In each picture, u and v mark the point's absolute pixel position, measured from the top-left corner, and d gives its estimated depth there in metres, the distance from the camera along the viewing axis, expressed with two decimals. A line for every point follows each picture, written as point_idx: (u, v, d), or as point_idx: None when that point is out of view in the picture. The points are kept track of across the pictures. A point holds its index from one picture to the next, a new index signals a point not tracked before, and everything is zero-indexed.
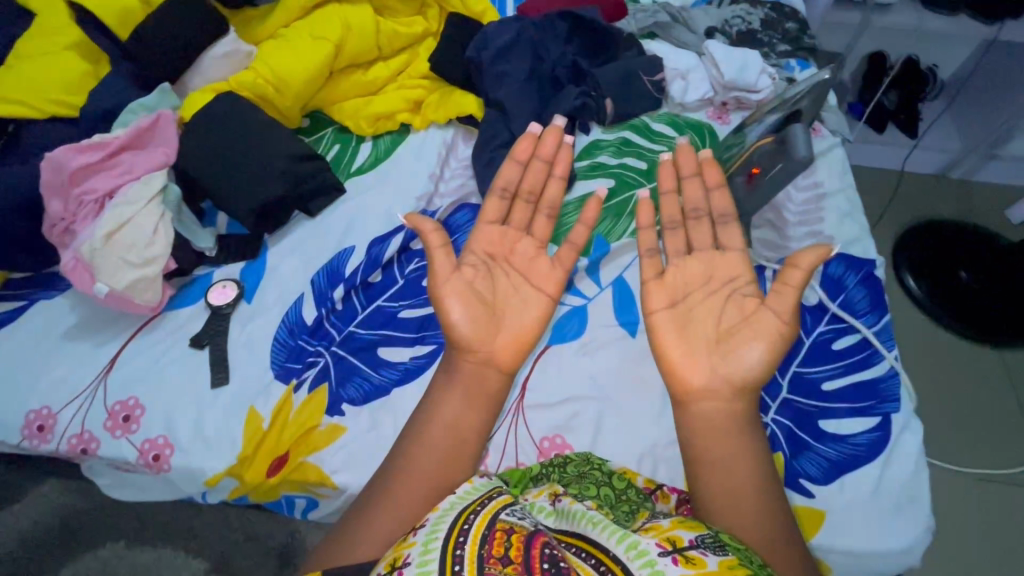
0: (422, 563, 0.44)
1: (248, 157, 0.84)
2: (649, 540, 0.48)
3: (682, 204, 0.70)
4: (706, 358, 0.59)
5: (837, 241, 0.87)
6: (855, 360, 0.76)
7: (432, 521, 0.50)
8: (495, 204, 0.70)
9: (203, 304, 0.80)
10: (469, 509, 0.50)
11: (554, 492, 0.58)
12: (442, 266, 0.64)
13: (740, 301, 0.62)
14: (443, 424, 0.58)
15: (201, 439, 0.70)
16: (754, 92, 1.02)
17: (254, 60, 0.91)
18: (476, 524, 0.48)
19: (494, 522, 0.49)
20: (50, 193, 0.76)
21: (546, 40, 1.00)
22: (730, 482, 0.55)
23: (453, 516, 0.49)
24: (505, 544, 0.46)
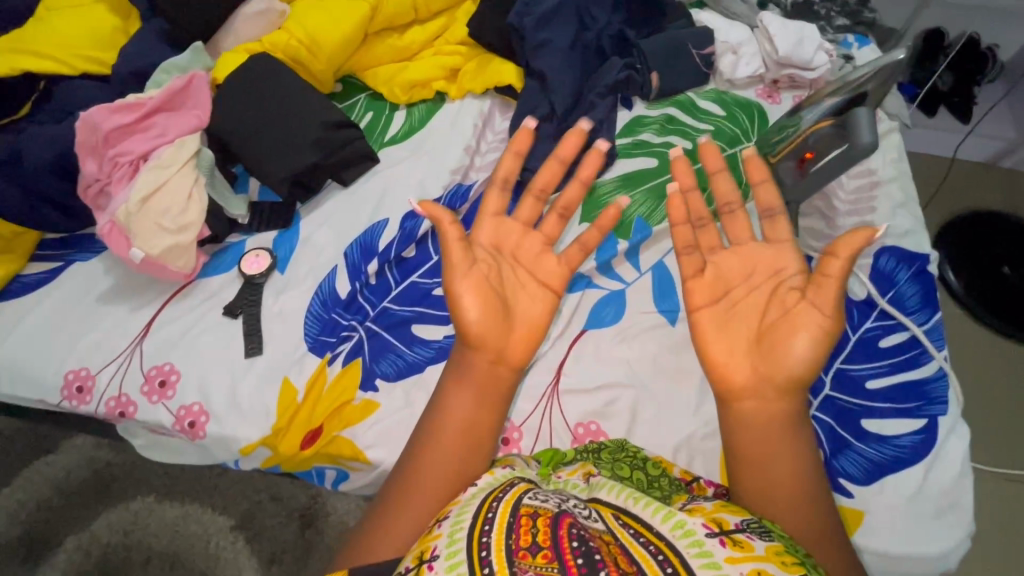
0: (450, 555, 0.44)
1: (283, 124, 0.82)
2: (696, 519, 0.47)
3: (717, 194, 0.65)
4: (747, 358, 0.56)
5: (891, 233, 0.83)
6: (903, 359, 0.74)
7: (455, 512, 0.50)
8: (495, 196, 0.64)
9: (235, 272, 0.79)
10: (492, 495, 0.50)
11: (588, 471, 0.59)
12: (455, 259, 0.60)
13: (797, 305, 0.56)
14: (456, 421, 0.57)
15: (237, 408, 0.70)
16: (809, 69, 0.97)
17: (288, 20, 0.88)
18: (500, 512, 0.47)
19: (517, 506, 0.48)
20: (84, 153, 0.75)
21: (592, 6, 0.94)
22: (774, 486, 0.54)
23: (475, 505, 0.49)
24: (530, 530, 0.45)
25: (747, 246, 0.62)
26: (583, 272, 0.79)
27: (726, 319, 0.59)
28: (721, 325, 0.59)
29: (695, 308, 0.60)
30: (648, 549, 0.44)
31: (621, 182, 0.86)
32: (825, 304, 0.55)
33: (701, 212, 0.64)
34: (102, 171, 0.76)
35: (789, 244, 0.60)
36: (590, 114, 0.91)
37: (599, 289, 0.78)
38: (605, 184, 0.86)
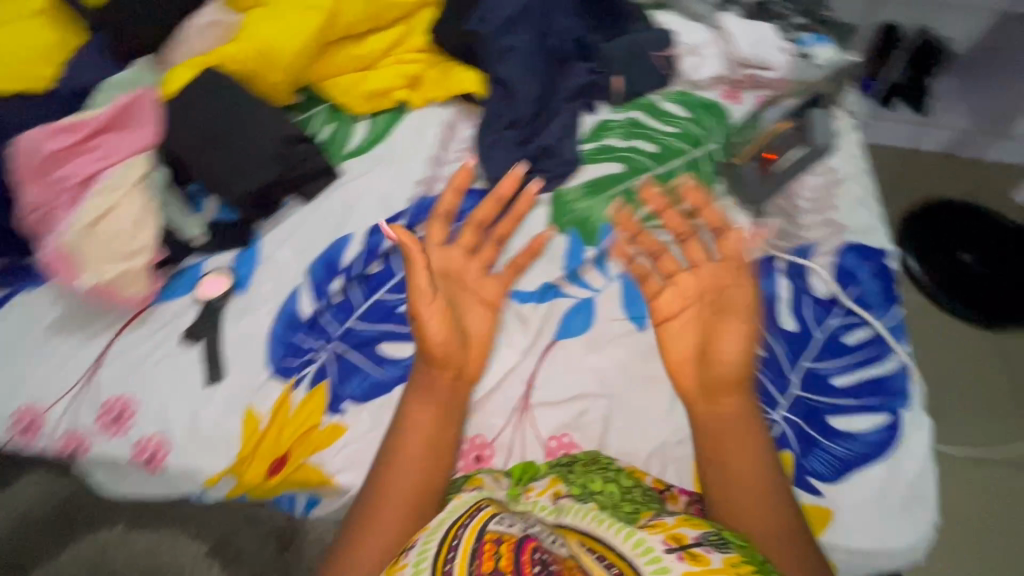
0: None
1: (237, 141, 0.79)
2: (655, 536, 0.48)
3: (671, 226, 0.79)
4: (700, 360, 0.67)
5: (852, 230, 0.84)
6: (867, 355, 0.75)
7: (423, 539, 0.50)
8: (439, 228, 0.75)
9: (192, 296, 0.76)
10: (459, 522, 0.51)
11: (558, 490, 0.58)
12: (421, 284, 0.66)
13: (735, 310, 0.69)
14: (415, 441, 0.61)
15: (199, 439, 0.68)
16: (770, 69, 0.98)
17: (240, 31, 0.85)
18: (465, 540, 0.48)
19: (483, 532, 0.49)
20: (25, 179, 0.72)
21: (553, 11, 0.93)
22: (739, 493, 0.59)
23: (441, 533, 0.50)
24: (494, 556, 0.46)
25: (704, 267, 0.73)
26: (551, 281, 0.78)
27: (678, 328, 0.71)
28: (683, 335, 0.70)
29: (662, 319, 0.72)
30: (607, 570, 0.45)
31: (588, 189, 0.86)
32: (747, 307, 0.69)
33: (655, 243, 0.76)
34: (44, 197, 0.72)
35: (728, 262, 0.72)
36: (554, 120, 0.90)
37: (568, 298, 0.77)
38: (572, 191, 0.86)
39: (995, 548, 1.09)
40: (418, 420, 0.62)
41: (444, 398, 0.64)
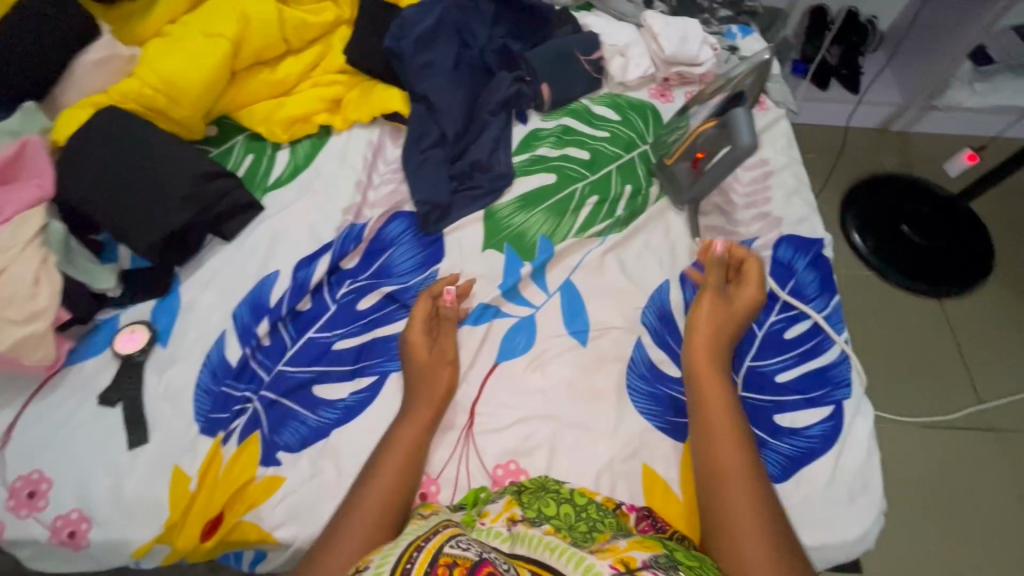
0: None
1: (142, 183, 0.74)
2: (603, 561, 0.47)
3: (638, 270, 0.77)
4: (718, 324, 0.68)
5: (786, 222, 0.85)
6: (807, 348, 0.75)
7: (375, 562, 0.46)
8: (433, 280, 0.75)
9: (109, 353, 0.72)
10: (414, 544, 0.47)
11: (512, 515, 0.56)
12: (416, 339, 0.69)
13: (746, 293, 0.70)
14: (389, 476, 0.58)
15: (122, 509, 0.63)
16: (697, 65, 0.98)
17: (138, 65, 0.80)
18: (419, 563, 0.44)
19: (437, 557, 0.45)
20: None
21: (471, 23, 0.91)
22: (723, 470, 0.58)
23: (397, 553, 0.46)
24: None
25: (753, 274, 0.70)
26: (488, 302, 0.76)
27: (709, 307, 0.70)
28: (711, 314, 0.69)
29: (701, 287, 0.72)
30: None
31: (522, 203, 0.84)
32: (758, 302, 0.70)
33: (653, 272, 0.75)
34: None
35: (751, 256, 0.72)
36: (482, 135, 0.88)
37: (507, 317, 0.75)
38: (506, 206, 0.84)
39: (951, 512, 1.12)
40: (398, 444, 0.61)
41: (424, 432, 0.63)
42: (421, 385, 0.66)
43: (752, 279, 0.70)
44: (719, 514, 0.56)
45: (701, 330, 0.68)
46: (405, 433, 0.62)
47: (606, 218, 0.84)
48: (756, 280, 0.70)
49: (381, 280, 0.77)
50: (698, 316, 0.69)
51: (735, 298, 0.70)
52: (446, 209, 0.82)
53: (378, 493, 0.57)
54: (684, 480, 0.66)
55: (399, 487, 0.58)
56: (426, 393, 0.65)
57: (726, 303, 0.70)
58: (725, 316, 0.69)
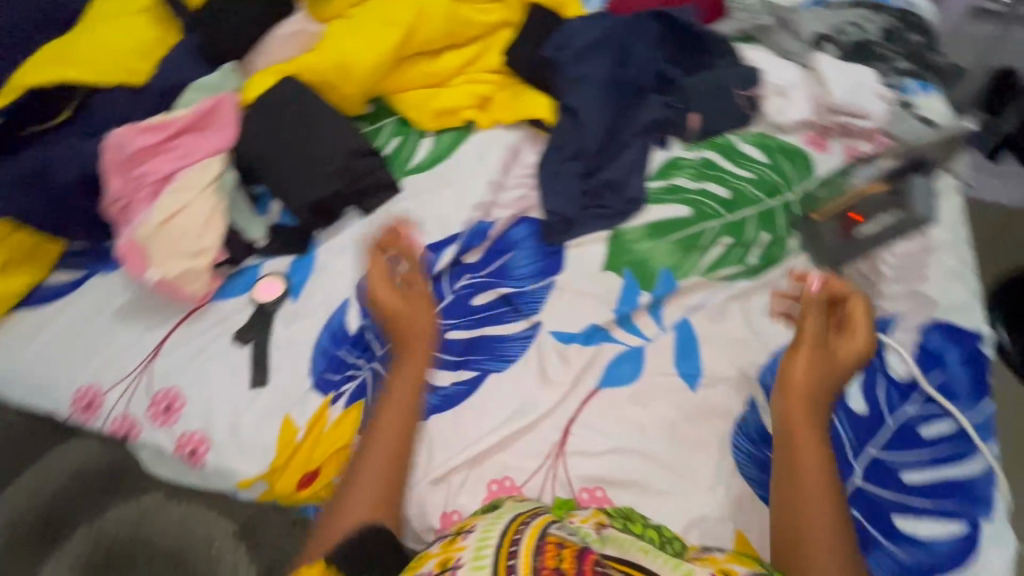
0: (473, 568, 0.46)
1: (308, 151, 0.81)
2: (703, 568, 0.49)
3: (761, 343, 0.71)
4: (811, 367, 0.65)
5: (944, 307, 0.76)
6: (945, 451, 0.67)
7: (480, 528, 0.52)
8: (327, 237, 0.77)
9: (248, 297, 0.78)
10: (519, 519, 0.52)
11: (601, 521, 0.55)
12: (390, 311, 0.71)
13: (858, 344, 0.67)
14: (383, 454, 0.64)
15: (237, 441, 0.70)
16: (864, 118, 0.90)
17: (320, 42, 0.87)
18: (526, 536, 0.49)
19: (545, 534, 0.49)
20: (109, 172, 0.76)
21: (633, 42, 0.90)
22: (815, 528, 0.58)
23: (502, 525, 0.51)
24: (557, 557, 0.46)
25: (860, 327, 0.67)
26: (599, 323, 0.75)
27: (810, 354, 0.66)
28: (811, 360, 0.66)
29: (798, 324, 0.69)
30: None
31: (650, 231, 0.82)
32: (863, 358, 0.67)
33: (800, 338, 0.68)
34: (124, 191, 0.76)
35: (862, 308, 0.68)
36: (621, 154, 0.87)
37: (616, 344, 0.74)
38: (632, 231, 0.82)
39: None
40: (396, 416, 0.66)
41: (412, 402, 0.67)
42: (398, 345, 0.71)
43: (861, 334, 0.67)
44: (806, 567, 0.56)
45: (803, 381, 0.65)
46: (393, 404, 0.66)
47: (736, 263, 0.80)
48: (863, 338, 0.67)
49: (499, 281, 0.79)
50: (799, 365, 0.65)
51: (836, 351, 0.67)
52: (572, 223, 0.82)
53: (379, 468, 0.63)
54: None
55: (390, 460, 0.64)
56: (408, 360, 0.69)
57: (829, 354, 0.66)
58: (829, 371, 0.66)
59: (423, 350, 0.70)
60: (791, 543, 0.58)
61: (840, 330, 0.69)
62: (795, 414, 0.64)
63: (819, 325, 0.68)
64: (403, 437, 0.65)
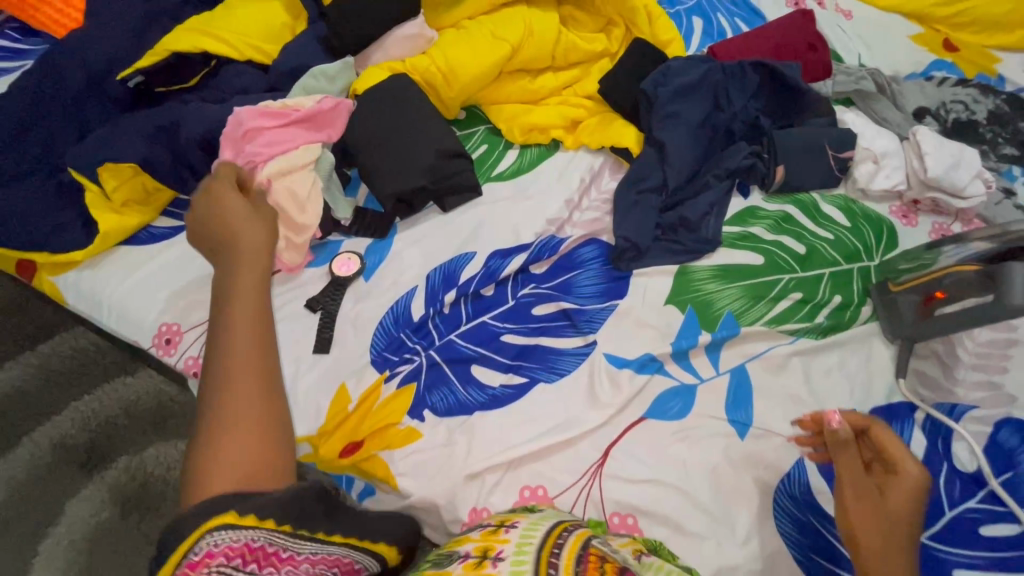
0: (516, 561, 0.50)
1: (403, 144, 0.86)
2: None
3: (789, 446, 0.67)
4: (864, 511, 0.59)
5: (1020, 403, 0.72)
6: (1007, 556, 0.63)
7: (522, 526, 0.56)
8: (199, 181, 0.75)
9: (325, 269, 0.84)
10: (561, 526, 0.56)
11: (638, 549, 0.59)
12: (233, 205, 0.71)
13: (910, 490, 0.60)
14: (243, 370, 0.59)
15: (292, 399, 0.74)
16: (959, 197, 0.88)
17: (433, 47, 0.93)
18: (568, 544, 0.52)
19: (586, 545, 0.52)
20: (223, 143, 0.82)
21: (730, 88, 0.91)
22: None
23: (544, 528, 0.55)
24: (598, 566, 0.50)
25: (903, 458, 0.61)
26: (655, 355, 0.75)
27: (864, 515, 0.59)
28: (864, 514, 0.59)
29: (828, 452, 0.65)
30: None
31: (719, 273, 0.82)
32: (915, 499, 0.59)
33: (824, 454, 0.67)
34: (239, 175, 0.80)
35: (900, 450, 0.62)
36: (701, 194, 0.88)
37: (668, 378, 0.74)
38: (701, 270, 0.82)
39: None
40: (239, 337, 0.61)
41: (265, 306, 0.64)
42: (232, 249, 0.68)
43: (908, 474, 0.61)
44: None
45: (870, 545, 0.57)
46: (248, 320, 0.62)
47: (803, 320, 0.78)
48: (908, 491, 0.60)
49: (561, 295, 0.80)
50: (858, 522, 0.59)
51: (884, 496, 0.60)
52: (642, 252, 0.83)
53: (252, 382, 0.59)
54: None
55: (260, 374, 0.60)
56: (246, 264, 0.66)
57: (879, 502, 0.59)
58: (890, 525, 0.58)
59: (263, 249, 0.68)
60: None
61: (880, 472, 0.63)
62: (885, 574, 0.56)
63: (857, 469, 0.61)
64: (262, 336, 0.62)
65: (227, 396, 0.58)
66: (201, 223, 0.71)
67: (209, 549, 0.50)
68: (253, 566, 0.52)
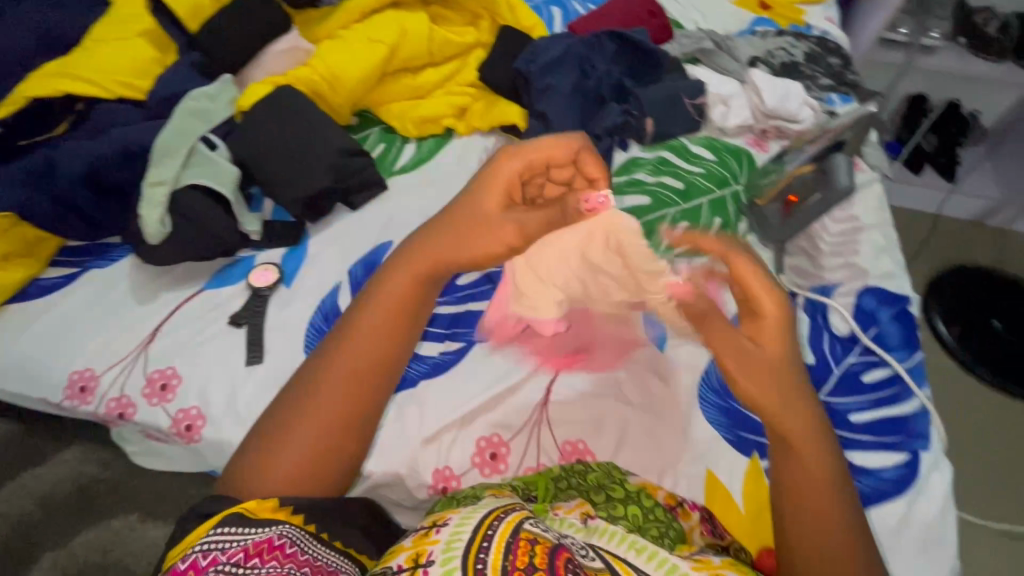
0: (445, 562, 0.46)
1: (298, 151, 0.87)
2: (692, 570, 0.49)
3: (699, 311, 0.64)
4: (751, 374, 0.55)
5: (873, 274, 0.86)
6: (885, 394, 0.76)
7: (455, 520, 0.51)
8: (542, 151, 0.63)
9: (243, 284, 0.83)
10: (494, 513, 0.51)
11: (586, 512, 0.58)
12: (490, 198, 0.63)
13: (773, 328, 0.57)
14: (349, 363, 0.61)
15: (233, 413, 0.74)
16: (795, 122, 1.03)
17: (313, 57, 0.95)
18: (499, 532, 0.48)
19: (518, 529, 0.49)
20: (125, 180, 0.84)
21: (592, 57, 1.02)
22: (813, 523, 0.54)
23: (477, 517, 0.50)
24: (528, 553, 0.47)
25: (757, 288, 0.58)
26: None
27: (751, 374, 0.55)
28: (753, 375, 0.55)
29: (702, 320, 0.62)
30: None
31: None
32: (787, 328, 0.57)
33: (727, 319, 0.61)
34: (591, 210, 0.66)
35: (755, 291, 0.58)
36: None
37: None
38: None
39: None
40: (365, 316, 0.63)
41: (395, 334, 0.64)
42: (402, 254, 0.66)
43: (771, 312, 0.57)
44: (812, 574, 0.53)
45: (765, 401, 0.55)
46: (361, 335, 0.62)
47: None
48: (777, 329, 0.57)
49: None
50: (752, 383, 0.55)
51: (761, 344, 0.57)
52: None
53: (344, 388, 0.60)
54: (748, 494, 0.68)
55: (353, 393, 0.61)
56: (402, 269, 0.64)
57: (756, 352, 0.56)
58: (771, 373, 0.55)
59: (405, 280, 0.64)
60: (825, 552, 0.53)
61: (758, 310, 0.58)
62: (786, 420, 0.55)
63: (721, 325, 0.59)
64: (380, 366, 0.63)
65: (320, 388, 0.60)
66: (455, 215, 0.64)
67: (197, 559, 0.49)
68: (254, 561, 0.49)
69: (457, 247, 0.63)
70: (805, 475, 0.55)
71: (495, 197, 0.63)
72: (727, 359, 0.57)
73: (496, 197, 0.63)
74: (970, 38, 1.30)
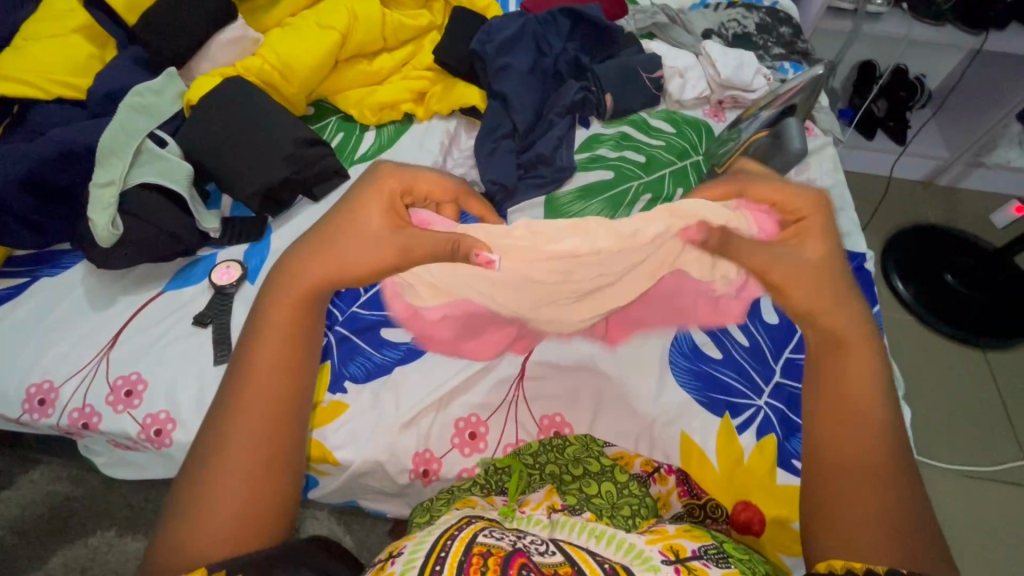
0: None
1: (252, 143, 0.85)
2: (653, 548, 0.47)
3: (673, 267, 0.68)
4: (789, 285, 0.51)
5: None
6: None
7: (409, 548, 0.45)
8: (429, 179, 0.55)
9: (206, 283, 0.81)
10: (447, 534, 0.46)
11: (552, 505, 0.57)
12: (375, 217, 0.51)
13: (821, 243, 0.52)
14: (258, 382, 0.46)
15: (203, 414, 0.72)
16: (750, 91, 1.03)
17: (262, 46, 0.92)
18: (452, 550, 0.43)
19: (471, 545, 0.43)
20: (71, 183, 0.81)
21: (547, 35, 1.02)
22: (858, 442, 0.44)
23: (430, 542, 0.45)
24: (481, 568, 0.40)
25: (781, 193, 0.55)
26: None
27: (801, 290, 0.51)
28: (802, 285, 0.51)
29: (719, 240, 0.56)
30: (601, 565, 0.43)
31: (580, 193, 0.92)
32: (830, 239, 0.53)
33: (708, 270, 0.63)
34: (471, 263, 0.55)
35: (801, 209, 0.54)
36: (549, 132, 0.97)
37: None
38: (565, 196, 0.92)
39: (980, 560, 1.09)
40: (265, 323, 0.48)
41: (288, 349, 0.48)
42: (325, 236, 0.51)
43: (811, 220, 0.53)
44: (853, 502, 0.42)
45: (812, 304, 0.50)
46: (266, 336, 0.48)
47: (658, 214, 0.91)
48: (821, 234, 0.53)
49: None
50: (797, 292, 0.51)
51: (802, 249, 0.53)
52: (512, 191, 0.92)
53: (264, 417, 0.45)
54: (721, 452, 0.70)
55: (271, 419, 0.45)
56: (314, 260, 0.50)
57: (798, 259, 0.52)
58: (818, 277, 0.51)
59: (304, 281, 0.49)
60: (870, 475, 0.42)
61: (794, 216, 0.54)
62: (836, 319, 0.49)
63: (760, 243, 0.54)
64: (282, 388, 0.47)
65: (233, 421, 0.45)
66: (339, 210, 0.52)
67: None
68: None
69: (344, 246, 0.50)
70: (840, 385, 0.46)
71: (378, 213, 0.51)
72: (770, 272, 0.52)
73: (374, 213, 0.52)
74: (912, 3, 1.34)
